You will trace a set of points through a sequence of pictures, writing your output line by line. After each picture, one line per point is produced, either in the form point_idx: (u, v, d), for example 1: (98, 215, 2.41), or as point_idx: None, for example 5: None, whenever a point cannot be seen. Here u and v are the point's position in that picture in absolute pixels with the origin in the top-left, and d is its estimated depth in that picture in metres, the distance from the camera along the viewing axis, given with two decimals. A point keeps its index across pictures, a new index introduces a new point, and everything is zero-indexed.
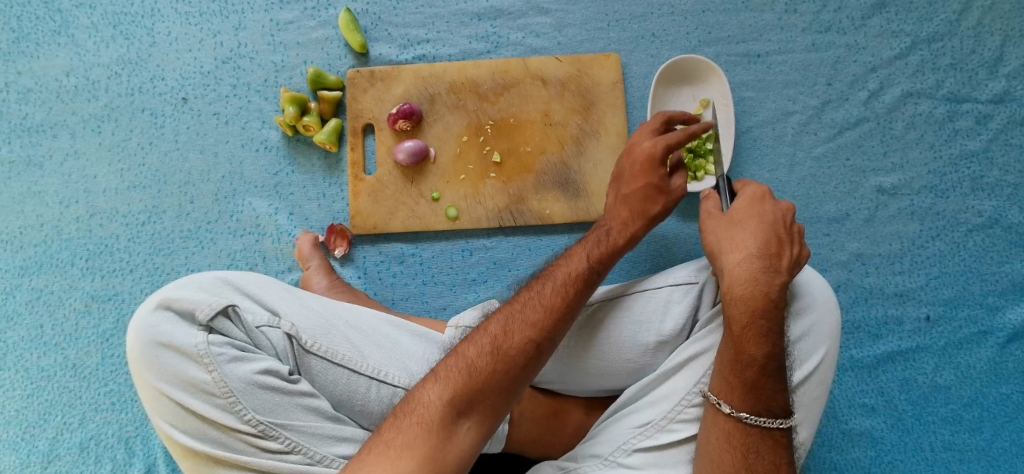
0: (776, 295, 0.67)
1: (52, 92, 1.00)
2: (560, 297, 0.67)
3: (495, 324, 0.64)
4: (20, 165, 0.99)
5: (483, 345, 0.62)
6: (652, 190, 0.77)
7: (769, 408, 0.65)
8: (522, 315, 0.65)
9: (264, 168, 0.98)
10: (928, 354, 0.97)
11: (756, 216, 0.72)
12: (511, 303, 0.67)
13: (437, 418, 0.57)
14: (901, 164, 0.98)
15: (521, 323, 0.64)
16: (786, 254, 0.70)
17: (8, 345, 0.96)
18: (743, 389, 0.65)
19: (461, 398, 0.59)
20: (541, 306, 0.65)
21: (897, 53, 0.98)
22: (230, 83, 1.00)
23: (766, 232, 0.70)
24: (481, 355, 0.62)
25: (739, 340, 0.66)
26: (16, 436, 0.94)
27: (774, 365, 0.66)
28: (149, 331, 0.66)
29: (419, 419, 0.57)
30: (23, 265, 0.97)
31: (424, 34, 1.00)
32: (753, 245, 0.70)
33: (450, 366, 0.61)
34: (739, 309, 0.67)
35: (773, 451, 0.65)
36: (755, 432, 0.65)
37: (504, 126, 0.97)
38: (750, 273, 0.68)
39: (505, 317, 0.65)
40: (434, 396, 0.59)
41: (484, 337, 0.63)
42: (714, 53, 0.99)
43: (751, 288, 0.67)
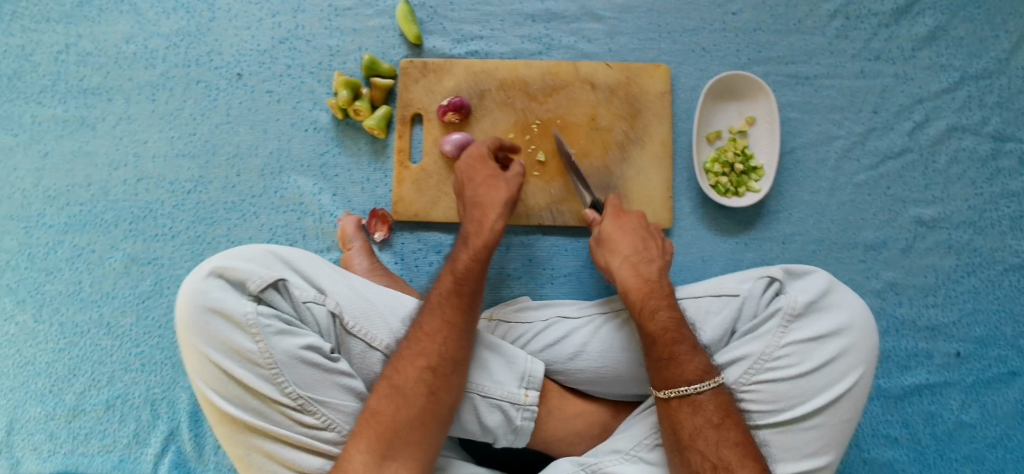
0: (652, 274, 0.80)
1: (111, 57, 1.03)
2: (437, 318, 0.72)
3: (387, 366, 0.70)
4: (73, 124, 1.01)
5: (383, 391, 0.69)
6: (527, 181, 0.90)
7: (687, 378, 0.72)
8: (408, 350, 0.71)
9: (312, 147, 1.00)
10: (956, 390, 0.97)
11: (623, 227, 0.86)
12: (398, 344, 0.73)
13: (362, 467, 0.65)
14: (941, 198, 0.99)
15: (406, 361, 0.70)
16: (653, 248, 0.84)
17: (45, 299, 0.97)
18: (656, 366, 0.74)
19: (378, 443, 0.66)
20: (423, 335, 0.71)
21: (946, 87, 0.99)
22: (286, 63, 1.02)
23: (635, 235, 0.85)
24: (382, 401, 0.68)
25: (638, 323, 0.77)
26: (46, 388, 0.95)
27: (674, 334, 0.75)
28: (200, 296, 0.68)
29: (348, 472, 0.65)
30: (68, 222, 0.99)
31: (478, 30, 1.02)
32: (628, 246, 0.84)
33: (363, 417, 0.68)
34: (634, 295, 0.79)
35: (693, 415, 0.71)
36: (674, 403, 0.72)
37: (550, 126, 0.98)
38: (631, 268, 0.81)
39: (392, 361, 0.71)
40: (358, 447, 0.66)
41: (381, 382, 0.69)
42: (763, 71, 1.00)
43: (632, 275, 0.80)
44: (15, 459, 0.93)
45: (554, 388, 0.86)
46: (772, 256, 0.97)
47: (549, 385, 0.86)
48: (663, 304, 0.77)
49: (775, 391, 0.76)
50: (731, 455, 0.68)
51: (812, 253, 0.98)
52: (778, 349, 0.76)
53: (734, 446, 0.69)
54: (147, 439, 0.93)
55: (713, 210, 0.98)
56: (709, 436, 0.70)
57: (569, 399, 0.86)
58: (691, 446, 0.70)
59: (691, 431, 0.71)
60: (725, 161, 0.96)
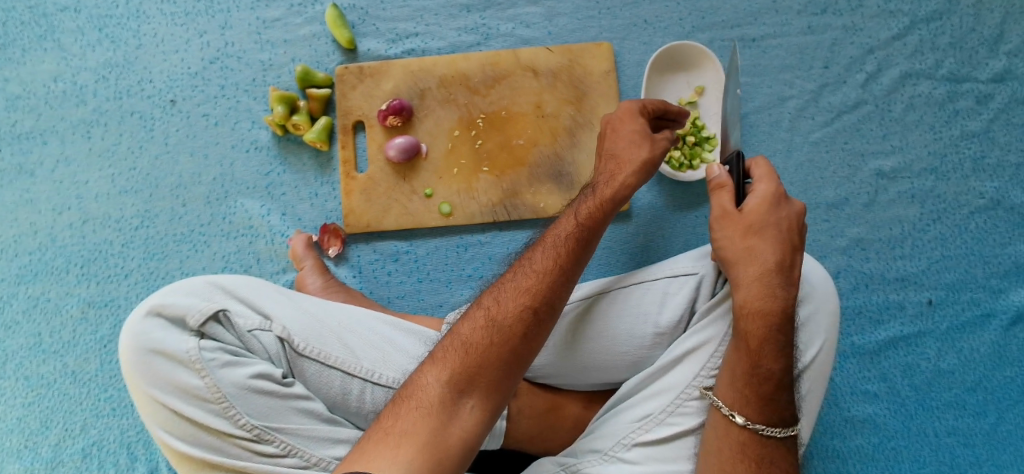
0: (792, 308, 0.67)
1: (41, 97, 1.00)
2: (552, 259, 0.64)
3: (487, 298, 0.62)
4: (11, 173, 0.99)
5: (477, 321, 0.60)
6: (638, 137, 0.75)
7: (783, 418, 0.65)
8: (514, 286, 0.62)
9: (256, 168, 0.97)
10: (931, 338, 0.96)
11: (771, 228, 0.69)
12: (501, 281, 0.64)
13: (437, 399, 0.54)
14: (900, 147, 0.97)
15: (513, 294, 0.61)
16: (798, 264, 0.69)
17: (7, 354, 0.96)
18: (758, 402, 0.65)
19: (456, 379, 0.55)
20: (539, 273, 0.63)
21: (896, 33, 0.96)
22: (219, 84, 0.99)
23: (784, 247, 0.69)
24: (474, 331, 0.59)
25: (757, 354, 0.65)
26: (21, 444, 0.94)
27: (787, 378, 0.66)
28: (139, 337, 0.66)
29: (417, 402, 0.54)
30: (19, 273, 0.97)
31: (412, 27, 0.99)
32: (770, 257, 0.68)
33: (444, 349, 0.58)
34: (755, 322, 0.66)
35: (783, 456, 0.65)
36: (771, 443, 0.65)
37: (495, 119, 0.95)
38: (768, 290, 0.67)
39: (493, 296, 0.62)
40: (431, 377, 0.56)
41: (478, 313, 0.61)
42: (709, 38, 0.97)
43: (769, 303, 0.66)
44: None
45: (523, 385, 0.85)
46: None
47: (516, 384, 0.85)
48: (791, 346, 0.66)
49: None
50: (783, 466, 0.65)
51: None
52: None
53: None
54: None
55: (670, 185, 0.96)
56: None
57: (539, 395, 0.85)
58: None
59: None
60: (676, 135, 0.93)
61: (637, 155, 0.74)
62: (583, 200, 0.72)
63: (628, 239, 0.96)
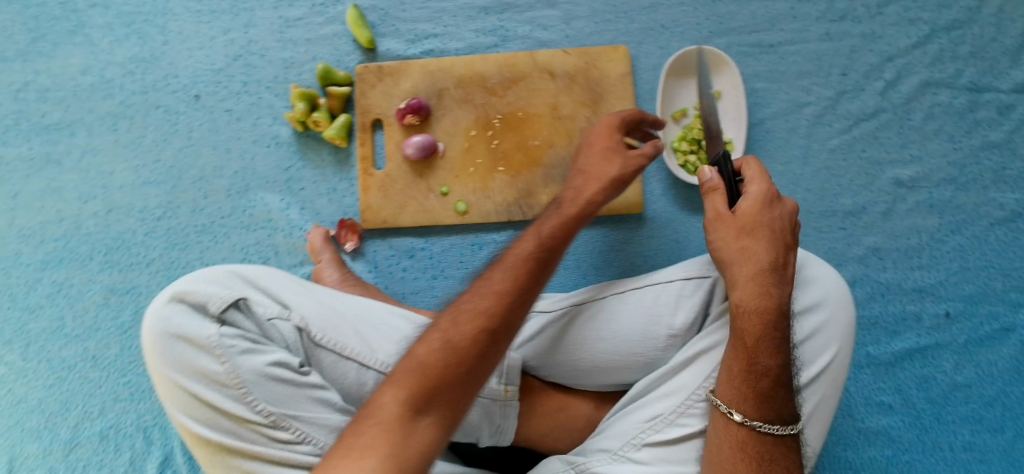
0: (787, 306, 0.67)
1: (70, 90, 1.03)
2: (512, 280, 0.62)
3: (443, 318, 0.59)
4: (40, 162, 1.02)
5: (434, 342, 0.57)
6: (608, 154, 0.77)
7: (781, 416, 0.65)
8: (473, 305, 0.60)
9: (276, 163, 0.99)
10: (948, 351, 0.95)
11: (765, 227, 0.70)
12: (458, 301, 0.62)
13: (393, 421, 0.52)
14: (919, 156, 0.96)
15: (469, 314, 0.59)
16: (792, 263, 0.70)
17: (31, 337, 0.99)
18: (757, 399, 0.65)
19: (414, 398, 0.54)
20: (495, 292, 0.61)
21: (915, 41, 0.96)
22: (242, 80, 1.01)
23: (777, 246, 0.70)
24: (431, 352, 0.56)
25: (754, 351, 0.66)
26: (40, 425, 0.96)
27: (786, 374, 0.66)
28: (163, 322, 0.68)
29: (372, 424, 0.52)
30: (44, 259, 1.00)
31: (431, 28, 1.00)
32: (765, 256, 0.69)
33: (401, 368, 0.56)
34: (753, 320, 0.67)
35: (784, 455, 0.65)
36: (770, 440, 0.65)
37: (511, 119, 0.96)
38: (763, 288, 0.67)
39: (446, 318, 0.60)
40: (387, 399, 0.54)
41: (435, 333, 0.58)
42: (726, 43, 0.97)
43: (764, 302, 0.67)
44: None
45: (534, 384, 0.86)
46: None
47: (528, 382, 0.86)
48: (788, 343, 0.67)
49: None
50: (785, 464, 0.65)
51: None
52: None
53: None
54: (141, 467, 0.94)
55: (685, 189, 0.96)
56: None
57: (550, 394, 0.86)
58: None
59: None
60: (692, 138, 0.93)
61: (603, 173, 0.75)
62: (543, 222, 0.70)
63: (642, 242, 0.96)
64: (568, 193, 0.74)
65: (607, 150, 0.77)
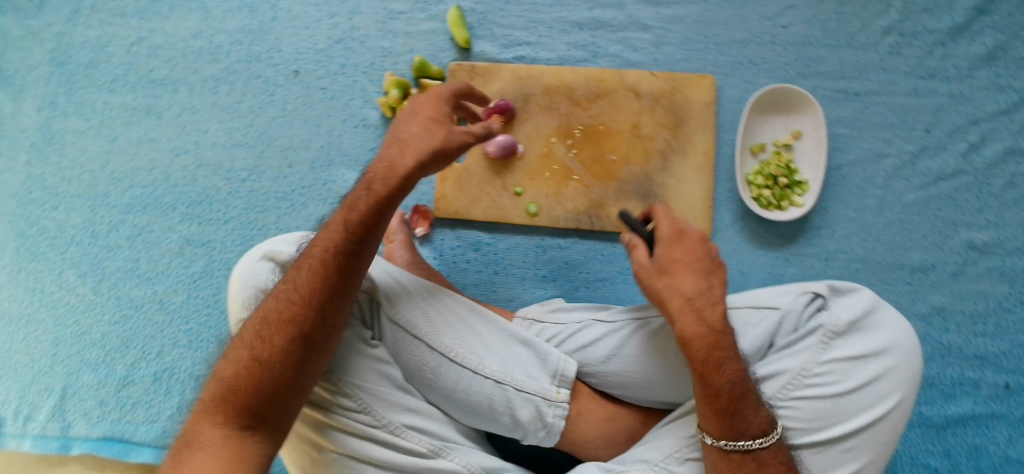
0: (721, 323, 0.72)
1: (180, 51, 1.09)
2: (314, 285, 0.64)
3: (249, 336, 0.63)
4: (141, 113, 1.08)
5: (240, 361, 0.61)
6: (429, 126, 0.72)
7: (741, 431, 0.68)
8: (276, 316, 0.63)
9: (360, 143, 1.03)
10: (1004, 423, 0.93)
11: (684, 258, 0.77)
12: (258, 314, 0.65)
13: (216, 440, 0.57)
14: (996, 222, 0.96)
15: (275, 326, 0.63)
16: (717, 284, 0.76)
17: (104, 273, 1.03)
18: (717, 418, 0.69)
19: (233, 413, 0.59)
20: (296, 301, 0.64)
21: (1003, 108, 0.96)
22: (340, 62, 1.06)
23: (698, 272, 0.76)
24: (238, 370, 0.61)
25: (704, 374, 0.70)
26: (99, 359, 1.00)
27: (741, 388, 0.69)
28: (253, 276, 0.71)
29: (189, 446, 0.57)
30: (130, 203, 1.05)
31: (526, 36, 1.04)
32: (689, 286, 0.75)
33: (213, 390, 0.61)
34: (697, 346, 0.71)
35: (760, 470, 0.67)
36: (737, 458, 0.68)
37: (592, 132, 0.99)
38: (694, 314, 0.73)
39: (237, 343, 0.63)
40: (206, 423, 0.58)
41: (241, 353, 0.62)
42: (812, 85, 0.99)
43: (699, 327, 0.72)
44: (65, 423, 0.97)
45: (585, 391, 0.86)
46: (813, 273, 0.95)
47: (578, 388, 0.86)
48: (731, 359, 0.70)
49: (811, 409, 0.74)
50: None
51: (855, 272, 0.96)
52: (818, 366, 0.75)
53: None
54: (187, 413, 0.96)
55: (755, 223, 0.97)
56: None
57: (599, 402, 0.86)
58: None
59: None
60: (769, 174, 0.95)
61: (407, 146, 0.71)
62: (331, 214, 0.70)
63: None
64: (380, 164, 0.71)
65: (415, 119, 0.74)
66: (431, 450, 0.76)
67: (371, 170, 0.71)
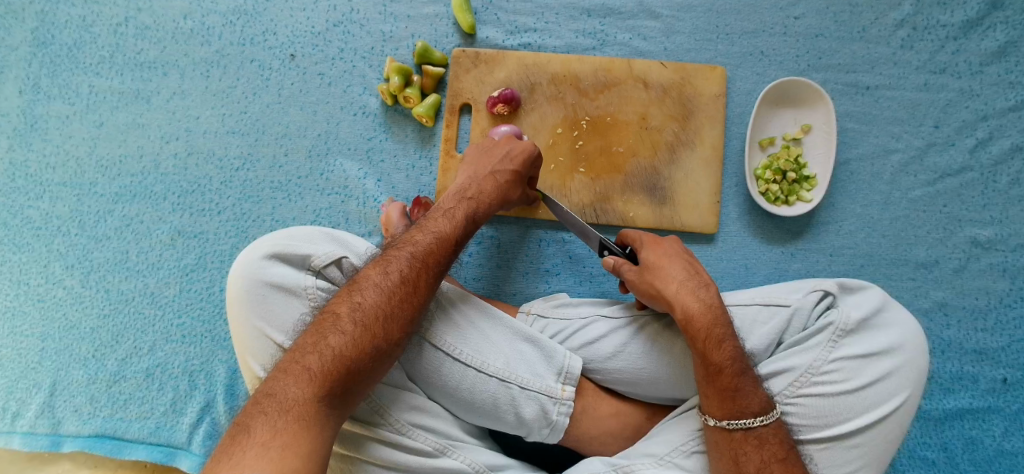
0: (716, 301, 0.73)
1: (169, 32, 1.04)
2: (429, 288, 0.67)
3: (366, 316, 0.63)
4: (129, 97, 1.03)
5: (353, 340, 0.61)
6: (520, 177, 0.83)
7: (744, 410, 0.69)
8: (397, 309, 0.64)
9: (360, 132, 1.00)
10: (999, 417, 0.94)
11: (667, 251, 0.78)
12: (365, 294, 0.64)
13: (316, 413, 0.56)
14: (1000, 219, 0.96)
15: (395, 319, 0.63)
16: (702, 270, 0.78)
17: (93, 266, 1.00)
18: (719, 398, 0.69)
19: (335, 393, 0.58)
20: (418, 303, 0.65)
21: (1012, 104, 0.96)
22: (338, 46, 1.02)
23: (683, 260, 0.78)
24: (348, 349, 0.60)
25: (705, 351, 0.71)
26: (89, 353, 0.97)
27: (741, 364, 0.70)
28: (261, 270, 0.68)
29: (294, 416, 0.55)
30: (118, 192, 1.01)
31: (532, 23, 1.01)
32: (679, 271, 0.76)
33: (318, 362, 0.59)
34: (699, 323, 0.72)
35: (759, 449, 0.68)
36: (738, 436, 0.69)
37: (599, 123, 0.97)
38: (691, 294, 0.74)
39: (337, 322, 0.62)
40: (307, 394, 0.56)
41: (360, 331, 0.61)
42: (822, 78, 0.98)
43: (696, 304, 0.73)
44: (55, 420, 0.95)
45: (590, 387, 0.85)
46: (818, 268, 0.95)
47: (583, 384, 0.85)
48: (733, 335, 0.71)
49: (818, 407, 0.73)
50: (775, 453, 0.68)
51: (860, 267, 0.95)
52: (827, 364, 0.73)
53: None
54: (182, 409, 0.94)
55: (762, 217, 0.96)
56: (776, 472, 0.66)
57: (604, 398, 0.85)
58: None
59: (757, 467, 0.67)
60: (777, 168, 0.93)
61: (498, 184, 0.81)
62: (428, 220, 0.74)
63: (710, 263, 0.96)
64: (475, 188, 0.80)
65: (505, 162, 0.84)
66: (437, 449, 0.75)
67: (470, 193, 0.79)
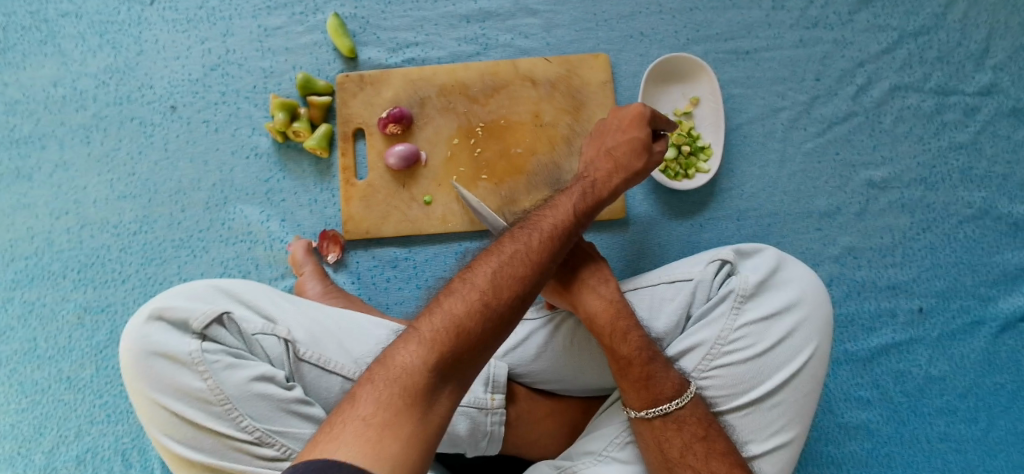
0: (618, 297, 0.75)
1: (40, 103, 1.00)
2: (548, 254, 0.61)
3: (479, 279, 0.56)
4: (8, 177, 0.99)
5: (469, 300, 0.54)
6: (637, 146, 0.76)
7: (659, 396, 0.70)
8: (506, 270, 0.57)
9: (256, 174, 0.98)
10: (922, 345, 0.97)
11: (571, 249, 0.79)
12: (502, 256, 0.59)
13: (420, 384, 0.49)
14: (891, 158, 0.99)
15: (507, 281, 0.56)
16: (604, 264, 0.79)
17: (0, 359, 0.96)
18: (635, 391, 0.71)
19: (445, 363, 0.50)
20: (533, 267, 0.59)
21: (885, 47, 0.99)
22: (219, 91, 0.99)
23: (585, 256, 0.78)
24: (469, 314, 0.53)
25: (613, 346, 0.72)
26: (14, 450, 0.93)
27: (650, 352, 0.72)
28: (143, 342, 0.66)
29: (401, 386, 0.48)
30: (14, 278, 0.97)
31: (412, 37, 1.00)
32: (583, 269, 0.77)
33: (431, 325, 0.52)
34: (603, 321, 0.73)
35: (679, 431, 0.70)
36: (659, 423, 0.71)
37: (494, 127, 0.97)
38: (593, 293, 0.75)
39: (457, 287, 0.56)
40: (416, 361, 0.50)
41: (472, 293, 0.54)
42: (703, 50, 0.99)
43: (600, 302, 0.74)
44: None
45: (522, 391, 0.86)
46: (728, 235, 0.97)
47: (515, 389, 0.86)
48: (637, 328, 0.73)
49: (732, 374, 0.74)
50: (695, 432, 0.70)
51: (768, 227, 0.97)
52: (733, 331, 0.75)
53: (723, 456, 0.68)
54: None
55: (667, 194, 0.98)
56: (698, 451, 0.69)
57: (538, 401, 0.86)
58: (681, 464, 0.69)
59: (680, 449, 0.69)
60: (672, 145, 0.95)
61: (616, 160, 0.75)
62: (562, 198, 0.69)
63: (624, 247, 0.97)
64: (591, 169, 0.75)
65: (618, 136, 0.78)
66: None
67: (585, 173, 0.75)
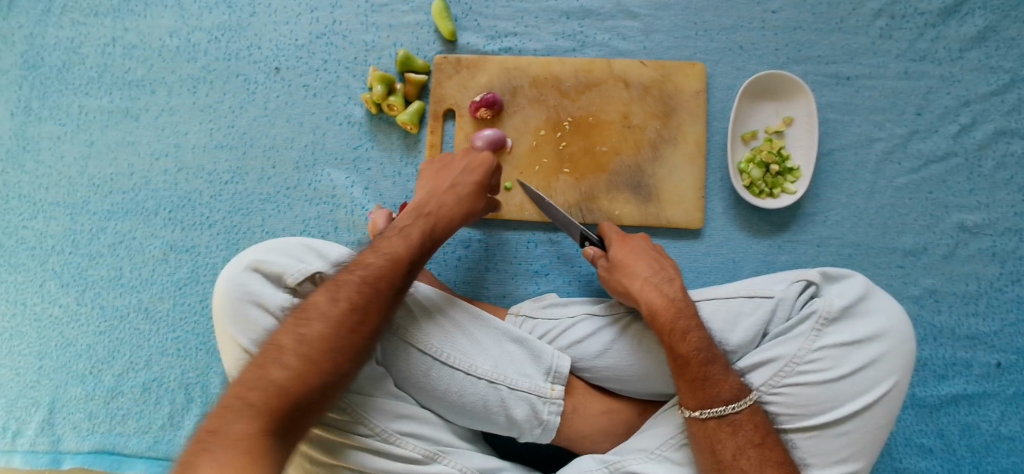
0: (677, 295, 0.77)
1: (156, 50, 1.06)
2: (365, 311, 0.65)
3: (292, 341, 0.61)
4: (118, 115, 1.05)
5: (293, 366, 0.59)
6: (477, 189, 0.82)
7: (714, 397, 0.70)
8: (327, 333, 0.62)
9: (346, 141, 1.01)
10: (995, 401, 0.93)
11: (633, 250, 0.83)
12: (309, 326, 0.62)
13: (257, 442, 0.53)
14: (986, 203, 0.95)
15: (318, 345, 0.61)
16: (668, 266, 0.81)
17: (88, 283, 1.01)
18: (689, 390, 0.71)
19: (276, 422, 0.56)
20: (356, 328, 0.64)
21: (994, 89, 0.96)
22: (322, 58, 1.03)
23: (649, 257, 0.82)
24: (290, 376, 0.58)
25: (671, 344, 0.73)
26: (86, 370, 0.98)
27: (709, 354, 0.72)
28: (239, 289, 0.68)
29: (243, 450, 0.52)
30: (110, 209, 1.02)
31: (512, 27, 1.02)
32: (644, 268, 0.80)
33: (259, 395, 0.57)
34: (664, 317, 0.75)
35: (734, 435, 0.69)
36: (712, 424, 0.69)
37: (582, 123, 0.98)
38: (654, 289, 0.77)
39: (273, 353, 0.60)
40: (251, 427, 0.54)
41: (292, 357, 0.60)
42: (802, 71, 0.98)
43: (659, 299, 0.76)
44: (55, 437, 0.96)
45: (580, 385, 0.85)
46: (806, 259, 0.95)
47: (573, 382, 0.85)
48: (698, 328, 0.73)
49: (804, 395, 0.73)
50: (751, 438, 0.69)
51: (848, 257, 0.95)
52: (811, 353, 0.73)
53: (778, 464, 0.66)
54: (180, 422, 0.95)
55: (747, 210, 0.96)
56: (751, 457, 0.67)
57: (595, 396, 0.86)
58: (732, 467, 0.67)
59: (733, 451, 0.68)
60: (760, 161, 0.94)
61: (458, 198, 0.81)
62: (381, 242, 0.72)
63: (697, 258, 0.96)
64: (433, 204, 0.79)
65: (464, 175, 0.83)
66: (426, 456, 0.74)
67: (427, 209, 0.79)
